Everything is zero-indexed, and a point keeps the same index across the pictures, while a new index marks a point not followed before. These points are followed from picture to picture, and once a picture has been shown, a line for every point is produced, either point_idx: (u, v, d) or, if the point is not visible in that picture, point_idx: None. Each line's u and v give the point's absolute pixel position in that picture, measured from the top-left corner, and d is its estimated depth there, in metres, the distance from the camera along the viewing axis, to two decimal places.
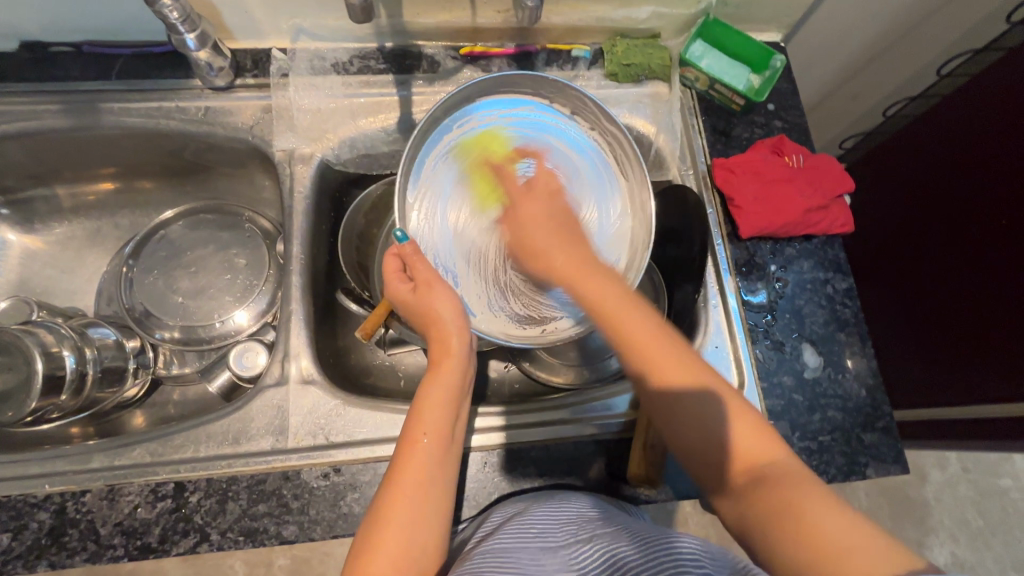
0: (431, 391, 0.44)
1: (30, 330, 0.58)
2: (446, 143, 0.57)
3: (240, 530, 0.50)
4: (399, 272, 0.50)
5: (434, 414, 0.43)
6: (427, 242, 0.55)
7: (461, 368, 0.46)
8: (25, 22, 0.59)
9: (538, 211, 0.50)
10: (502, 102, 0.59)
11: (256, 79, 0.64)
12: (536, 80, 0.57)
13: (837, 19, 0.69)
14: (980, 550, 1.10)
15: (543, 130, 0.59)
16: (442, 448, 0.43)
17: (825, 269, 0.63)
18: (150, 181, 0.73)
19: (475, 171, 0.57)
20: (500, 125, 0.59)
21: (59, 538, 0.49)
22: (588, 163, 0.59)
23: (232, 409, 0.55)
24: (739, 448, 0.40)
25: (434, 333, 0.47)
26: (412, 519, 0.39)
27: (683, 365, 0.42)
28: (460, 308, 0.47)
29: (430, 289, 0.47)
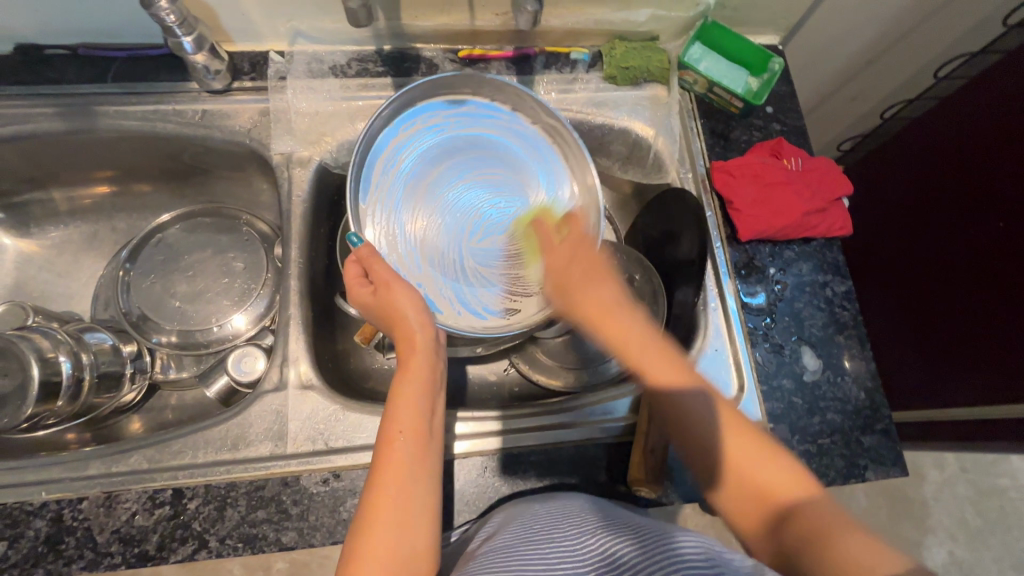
0: (403, 389, 0.44)
1: (26, 335, 0.57)
2: (394, 146, 0.57)
3: (240, 536, 0.50)
4: (361, 278, 0.49)
5: (408, 412, 0.43)
6: (389, 248, 0.54)
7: (428, 364, 0.46)
8: (21, 25, 0.58)
9: (568, 258, 0.50)
10: (443, 104, 0.59)
11: (254, 81, 0.64)
12: (471, 80, 0.58)
13: (834, 22, 0.69)
14: (977, 549, 1.10)
15: (485, 127, 0.60)
16: (419, 443, 0.43)
17: (824, 271, 0.63)
18: (146, 184, 0.72)
19: (420, 174, 0.57)
20: (446, 127, 0.59)
21: (56, 546, 0.49)
22: (537, 155, 0.60)
23: (231, 414, 0.54)
24: (759, 480, 0.40)
25: (399, 334, 0.47)
26: (396, 516, 0.39)
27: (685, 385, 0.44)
28: (418, 303, 0.47)
29: (388, 287, 0.47)
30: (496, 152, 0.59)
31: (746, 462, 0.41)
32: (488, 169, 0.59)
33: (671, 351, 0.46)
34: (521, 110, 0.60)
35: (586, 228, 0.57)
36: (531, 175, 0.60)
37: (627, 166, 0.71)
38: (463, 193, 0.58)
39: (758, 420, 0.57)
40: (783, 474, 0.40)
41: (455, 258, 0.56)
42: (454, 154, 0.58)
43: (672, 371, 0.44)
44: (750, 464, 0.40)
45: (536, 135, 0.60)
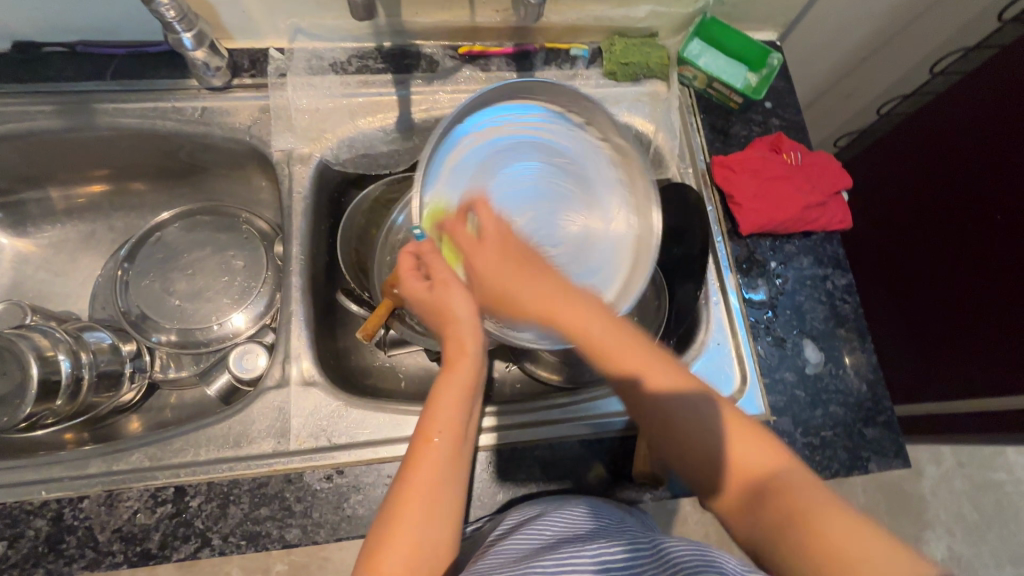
0: (445, 393, 0.43)
1: (24, 334, 0.57)
2: (457, 142, 0.55)
3: (243, 534, 0.49)
4: (413, 269, 0.47)
5: (448, 418, 0.42)
6: (435, 238, 0.50)
7: (476, 369, 0.44)
8: (18, 21, 0.58)
9: (500, 252, 0.45)
10: (517, 109, 0.57)
11: (254, 78, 0.64)
12: (550, 89, 0.55)
13: (831, 20, 0.70)
14: (975, 543, 1.11)
15: (557, 140, 0.58)
16: (454, 450, 0.42)
17: (824, 265, 0.63)
18: (143, 182, 0.72)
19: (480, 174, 0.55)
20: (517, 135, 0.57)
21: (57, 545, 0.48)
22: (600, 179, 0.58)
23: (233, 411, 0.54)
24: (738, 464, 0.39)
25: (450, 334, 0.45)
26: (422, 520, 0.39)
27: (643, 361, 0.41)
28: (477, 308, 0.45)
29: (446, 287, 0.44)
30: (564, 165, 0.57)
31: (739, 453, 0.40)
32: (550, 185, 0.56)
33: (626, 330, 0.42)
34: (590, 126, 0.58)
35: (638, 263, 0.54)
36: (597, 198, 0.57)
37: None
38: (517, 200, 0.55)
39: (761, 413, 0.57)
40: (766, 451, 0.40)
41: None
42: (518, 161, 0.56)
43: (643, 364, 0.41)
44: (739, 455, 0.39)
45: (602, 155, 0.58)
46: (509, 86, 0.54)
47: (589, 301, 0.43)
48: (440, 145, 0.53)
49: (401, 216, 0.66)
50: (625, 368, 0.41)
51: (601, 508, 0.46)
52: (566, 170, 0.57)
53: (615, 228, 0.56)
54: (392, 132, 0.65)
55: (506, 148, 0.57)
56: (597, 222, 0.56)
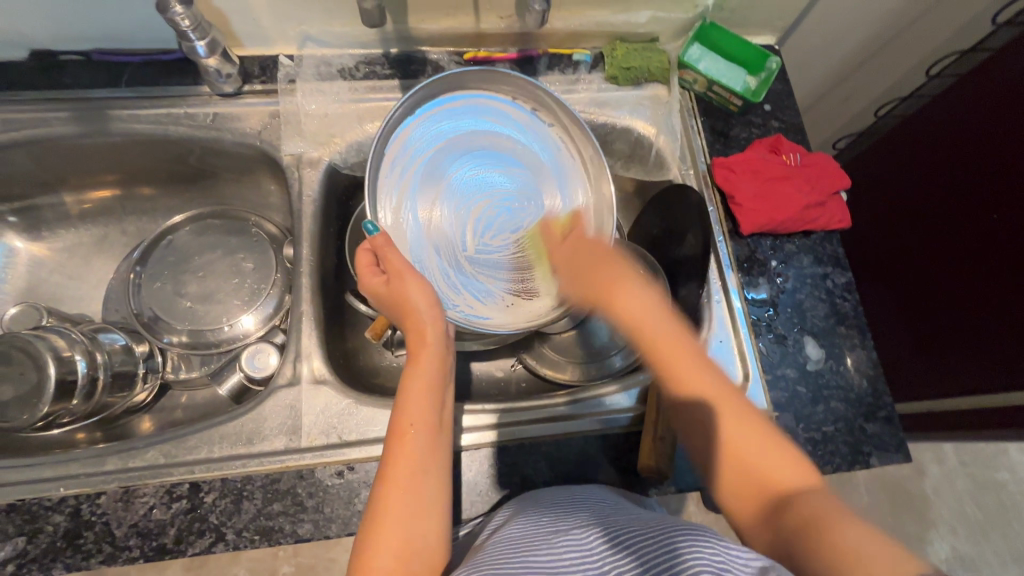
0: (414, 383, 0.45)
1: (41, 335, 0.58)
2: (411, 133, 0.57)
3: (256, 529, 0.50)
4: (372, 266, 0.51)
5: (418, 406, 0.44)
6: (400, 238, 0.55)
7: (438, 357, 0.47)
8: (37, 31, 0.60)
9: (574, 251, 0.54)
10: (461, 96, 0.59)
11: (264, 85, 0.65)
12: (496, 76, 0.58)
13: (828, 24, 0.71)
14: (980, 543, 1.11)
15: (505, 124, 0.60)
16: (429, 436, 0.43)
17: (823, 264, 0.64)
18: (155, 187, 0.73)
19: (434, 162, 0.58)
20: (465, 121, 0.59)
21: (75, 540, 0.49)
22: (548, 157, 0.61)
23: (246, 409, 0.55)
24: (766, 476, 0.39)
25: (410, 325, 0.48)
26: (404, 509, 0.40)
27: (677, 349, 0.44)
28: (432, 296, 0.48)
29: (401, 279, 0.48)
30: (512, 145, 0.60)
31: (762, 462, 0.40)
32: (503, 169, 0.60)
33: (677, 327, 0.45)
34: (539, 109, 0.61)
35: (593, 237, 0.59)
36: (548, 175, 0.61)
37: (629, 164, 0.72)
38: (471, 187, 0.59)
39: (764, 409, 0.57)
40: (784, 467, 0.39)
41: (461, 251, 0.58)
42: (466, 149, 0.59)
43: (690, 360, 0.44)
44: (757, 457, 0.40)
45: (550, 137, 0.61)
46: (452, 75, 0.56)
47: (642, 291, 0.46)
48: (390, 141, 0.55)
49: None
50: (662, 355, 0.44)
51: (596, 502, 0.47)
52: (514, 150, 0.60)
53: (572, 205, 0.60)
54: None
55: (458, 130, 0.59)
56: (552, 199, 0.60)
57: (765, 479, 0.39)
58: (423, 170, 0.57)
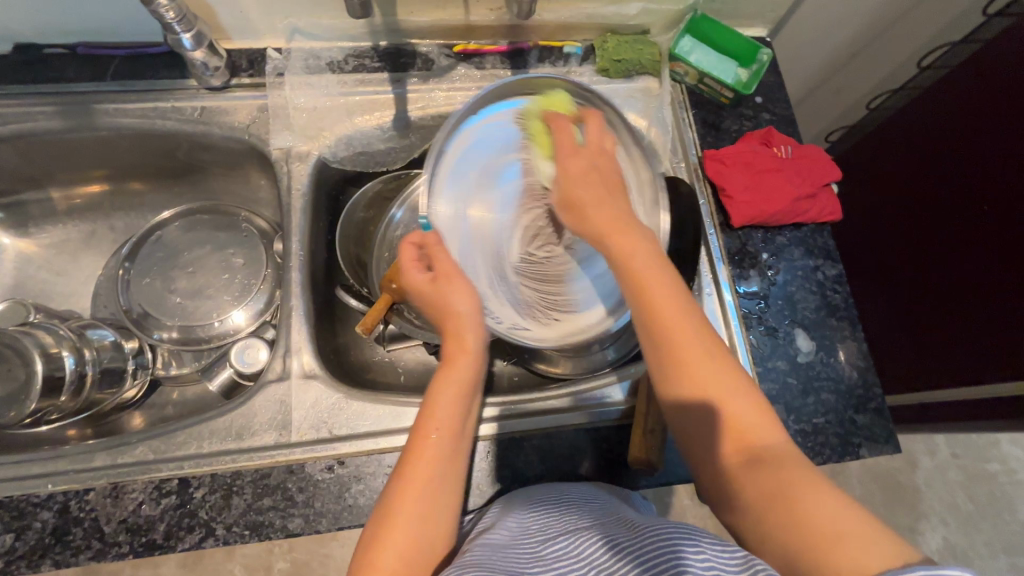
0: (444, 386, 0.44)
1: (28, 331, 0.58)
2: (472, 138, 0.55)
3: (246, 524, 0.50)
4: (415, 261, 0.49)
5: (447, 410, 0.43)
6: (447, 237, 0.53)
7: (473, 363, 0.46)
8: (20, 24, 0.59)
9: (575, 167, 0.46)
10: (529, 101, 0.56)
11: (252, 78, 0.65)
12: (555, 84, 0.56)
13: (819, 16, 0.71)
14: (971, 534, 1.12)
15: None
16: (454, 443, 0.43)
17: (814, 256, 0.64)
18: (144, 182, 0.73)
19: (494, 167, 0.55)
20: (531, 126, 0.56)
21: (63, 537, 0.49)
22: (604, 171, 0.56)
23: (236, 405, 0.55)
24: (748, 436, 0.39)
25: (450, 327, 0.47)
26: (419, 514, 0.39)
27: (681, 298, 0.41)
28: (476, 303, 0.47)
29: (448, 281, 0.47)
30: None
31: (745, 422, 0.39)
32: None
33: (675, 280, 0.41)
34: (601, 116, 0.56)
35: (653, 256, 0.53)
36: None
37: None
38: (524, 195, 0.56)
39: None
40: (760, 422, 0.39)
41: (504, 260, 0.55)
42: (522, 155, 0.55)
43: (683, 322, 0.40)
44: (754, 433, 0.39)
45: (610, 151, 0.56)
46: (516, 81, 0.55)
47: (647, 248, 0.41)
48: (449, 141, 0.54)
49: (399, 212, 0.69)
50: (650, 304, 0.40)
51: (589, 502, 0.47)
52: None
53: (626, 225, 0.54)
54: (389, 130, 0.66)
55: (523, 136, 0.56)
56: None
57: (741, 438, 0.39)
58: (476, 173, 0.55)
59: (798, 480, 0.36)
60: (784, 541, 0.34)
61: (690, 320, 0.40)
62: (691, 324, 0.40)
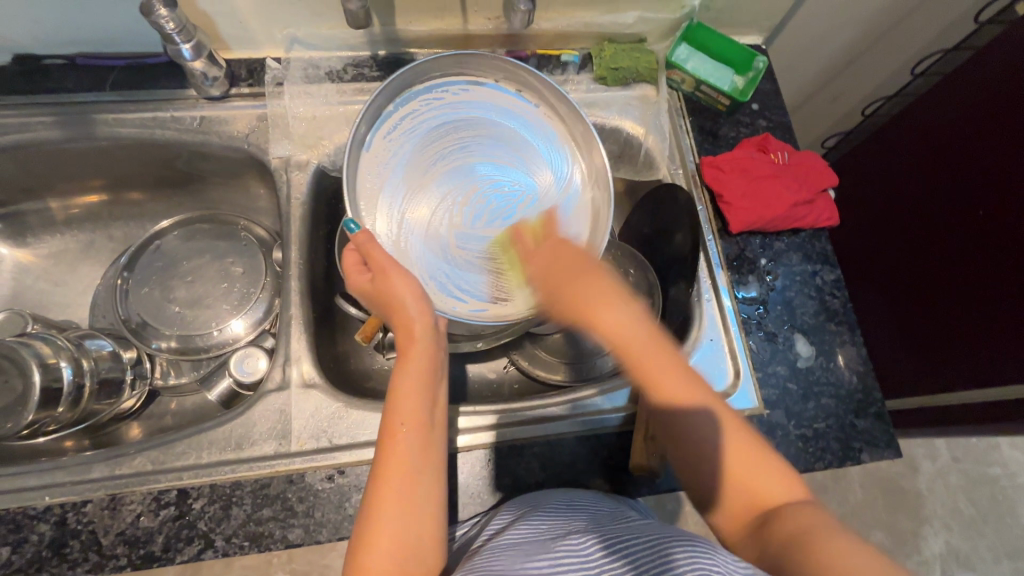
0: (404, 381, 0.44)
1: (26, 342, 0.57)
2: (394, 129, 0.56)
3: (246, 535, 0.50)
4: (358, 267, 0.49)
5: (410, 404, 0.43)
6: (385, 233, 0.53)
7: (429, 352, 0.46)
8: (19, 35, 0.59)
9: (551, 261, 0.49)
10: (459, 82, 0.59)
11: (251, 88, 0.65)
12: (480, 61, 0.58)
13: (814, 24, 0.72)
14: (974, 539, 1.12)
15: (496, 110, 0.59)
16: (421, 434, 0.42)
17: (813, 261, 0.64)
18: (142, 192, 0.73)
19: (421, 157, 0.56)
20: (458, 106, 0.58)
21: (61, 550, 0.48)
22: (538, 141, 0.59)
23: (235, 414, 0.55)
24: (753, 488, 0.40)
25: (399, 323, 0.46)
26: (400, 514, 0.39)
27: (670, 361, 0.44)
28: (420, 291, 0.46)
29: (385, 277, 0.45)
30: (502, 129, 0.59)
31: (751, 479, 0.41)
32: (494, 152, 0.58)
33: (660, 337, 0.45)
34: (524, 89, 0.60)
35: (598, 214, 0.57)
36: (536, 156, 0.59)
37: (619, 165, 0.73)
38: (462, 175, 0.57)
39: (756, 407, 0.57)
40: (776, 483, 0.40)
41: (452, 243, 0.55)
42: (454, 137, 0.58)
43: (668, 365, 0.44)
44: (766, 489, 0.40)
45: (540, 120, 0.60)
46: (423, 63, 0.55)
47: (612, 287, 0.45)
48: (363, 139, 0.54)
49: None
50: (639, 359, 0.43)
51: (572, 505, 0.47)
52: (507, 134, 0.59)
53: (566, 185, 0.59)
54: None
55: (448, 123, 0.58)
56: (544, 177, 0.58)
57: (760, 502, 0.40)
58: (404, 166, 0.56)
59: (818, 528, 0.36)
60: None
61: (681, 380, 0.43)
62: (681, 381, 0.43)
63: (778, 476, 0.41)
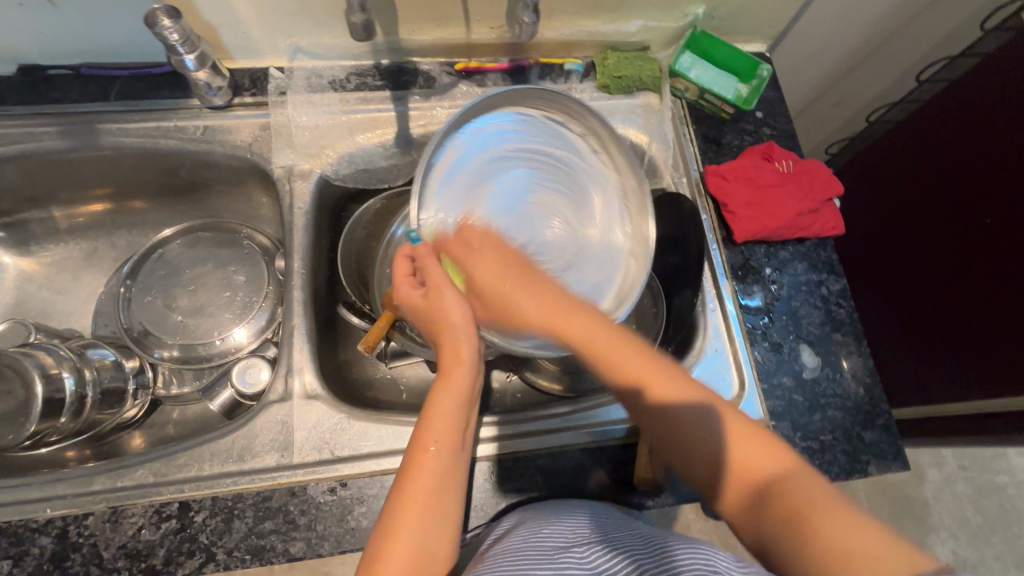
0: (440, 398, 0.43)
1: (29, 352, 0.57)
2: (459, 145, 0.54)
3: (247, 548, 0.49)
4: (408, 275, 0.49)
5: (443, 424, 0.42)
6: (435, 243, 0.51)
7: (470, 374, 0.45)
8: (23, 45, 0.59)
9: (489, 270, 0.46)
10: (533, 114, 0.58)
11: (254, 97, 0.65)
12: (560, 99, 0.56)
13: (819, 30, 0.71)
14: (981, 548, 1.10)
15: (556, 150, 0.58)
16: (452, 456, 0.42)
17: (818, 270, 0.64)
18: (146, 201, 0.73)
19: (481, 180, 0.55)
20: (531, 144, 0.57)
21: (61, 563, 0.48)
22: (593, 186, 0.58)
23: (237, 425, 0.55)
24: (742, 465, 0.38)
25: (443, 337, 0.46)
26: (423, 530, 0.38)
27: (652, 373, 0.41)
28: (468, 309, 0.46)
29: (438, 293, 0.46)
30: (566, 170, 0.58)
31: (745, 456, 0.38)
32: (548, 193, 0.57)
33: (625, 334, 0.42)
34: (581, 127, 0.58)
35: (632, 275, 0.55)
36: (592, 206, 0.58)
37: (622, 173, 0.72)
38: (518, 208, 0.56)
39: (761, 419, 0.57)
40: (760, 450, 0.38)
41: None
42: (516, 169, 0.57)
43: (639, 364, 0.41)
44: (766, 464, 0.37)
45: (596, 167, 0.59)
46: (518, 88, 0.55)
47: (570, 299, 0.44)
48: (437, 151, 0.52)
49: (400, 228, 0.67)
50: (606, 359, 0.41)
51: (594, 513, 0.47)
52: (568, 176, 0.58)
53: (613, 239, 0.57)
54: (391, 147, 0.67)
55: (508, 154, 0.57)
56: (590, 231, 0.57)
57: (747, 472, 0.37)
58: (464, 186, 0.54)
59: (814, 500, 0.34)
60: (804, 571, 0.32)
61: (634, 358, 0.41)
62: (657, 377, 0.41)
63: (747, 444, 0.38)
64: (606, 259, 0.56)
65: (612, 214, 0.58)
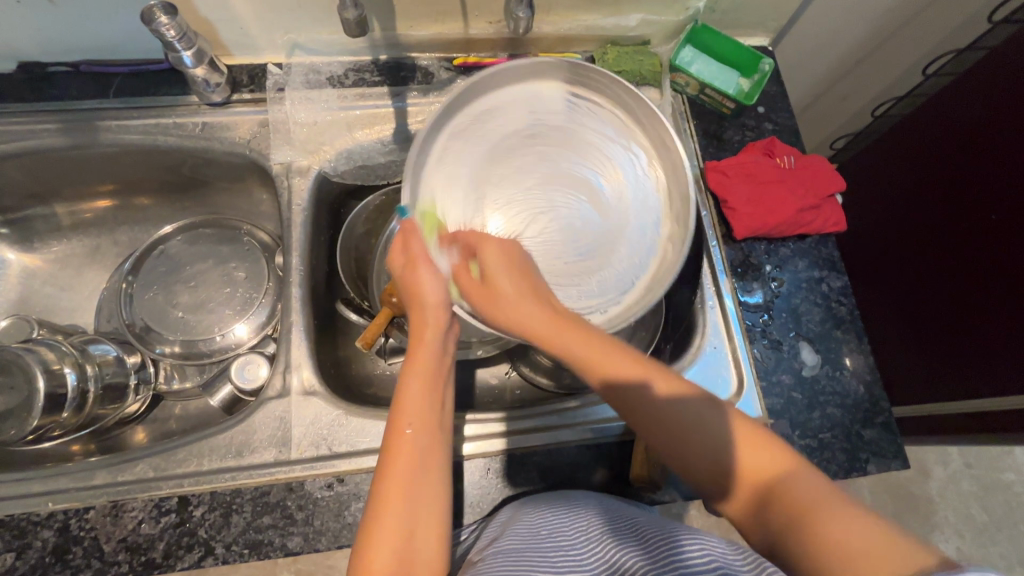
0: (412, 382, 0.43)
1: (31, 348, 0.57)
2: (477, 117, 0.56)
3: (246, 542, 0.50)
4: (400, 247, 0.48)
5: (417, 406, 0.42)
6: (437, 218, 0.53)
7: (436, 354, 0.45)
8: (24, 43, 0.60)
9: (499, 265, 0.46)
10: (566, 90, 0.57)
11: (253, 93, 0.65)
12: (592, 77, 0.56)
13: (823, 23, 0.70)
14: (986, 546, 1.10)
15: (590, 130, 0.57)
16: (432, 438, 0.41)
17: (820, 267, 0.63)
18: (148, 198, 0.73)
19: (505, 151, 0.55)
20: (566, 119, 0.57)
21: (63, 555, 0.49)
22: (624, 169, 0.57)
23: (235, 421, 0.55)
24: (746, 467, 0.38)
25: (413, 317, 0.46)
26: (410, 515, 0.38)
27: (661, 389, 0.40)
28: (442, 288, 0.46)
29: (415, 269, 0.46)
30: (597, 152, 0.56)
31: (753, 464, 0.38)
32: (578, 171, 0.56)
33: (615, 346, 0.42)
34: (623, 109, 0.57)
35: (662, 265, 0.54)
36: (623, 188, 0.56)
37: None
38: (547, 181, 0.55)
39: (758, 416, 0.57)
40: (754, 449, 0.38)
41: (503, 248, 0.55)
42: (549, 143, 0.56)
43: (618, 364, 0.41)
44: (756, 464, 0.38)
45: (627, 150, 0.57)
46: (541, 62, 0.55)
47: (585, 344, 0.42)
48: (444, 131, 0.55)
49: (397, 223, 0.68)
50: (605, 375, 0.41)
51: (591, 507, 0.47)
52: (598, 158, 0.56)
53: (638, 221, 0.56)
54: (389, 144, 0.66)
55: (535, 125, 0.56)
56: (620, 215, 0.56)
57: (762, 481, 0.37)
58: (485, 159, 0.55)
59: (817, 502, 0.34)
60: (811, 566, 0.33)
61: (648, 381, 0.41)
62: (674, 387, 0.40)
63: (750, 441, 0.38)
64: (634, 241, 0.55)
65: (645, 199, 0.56)
